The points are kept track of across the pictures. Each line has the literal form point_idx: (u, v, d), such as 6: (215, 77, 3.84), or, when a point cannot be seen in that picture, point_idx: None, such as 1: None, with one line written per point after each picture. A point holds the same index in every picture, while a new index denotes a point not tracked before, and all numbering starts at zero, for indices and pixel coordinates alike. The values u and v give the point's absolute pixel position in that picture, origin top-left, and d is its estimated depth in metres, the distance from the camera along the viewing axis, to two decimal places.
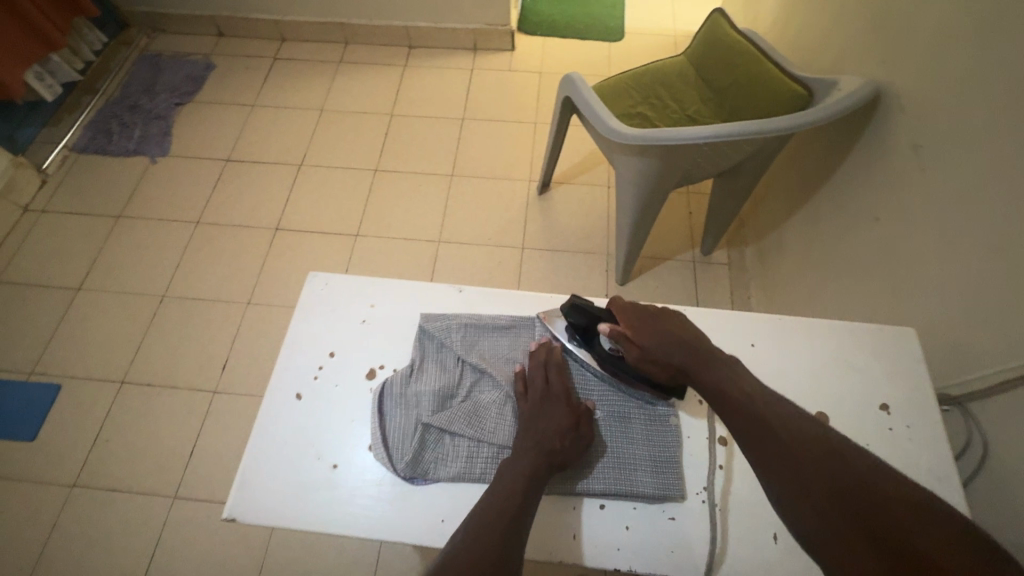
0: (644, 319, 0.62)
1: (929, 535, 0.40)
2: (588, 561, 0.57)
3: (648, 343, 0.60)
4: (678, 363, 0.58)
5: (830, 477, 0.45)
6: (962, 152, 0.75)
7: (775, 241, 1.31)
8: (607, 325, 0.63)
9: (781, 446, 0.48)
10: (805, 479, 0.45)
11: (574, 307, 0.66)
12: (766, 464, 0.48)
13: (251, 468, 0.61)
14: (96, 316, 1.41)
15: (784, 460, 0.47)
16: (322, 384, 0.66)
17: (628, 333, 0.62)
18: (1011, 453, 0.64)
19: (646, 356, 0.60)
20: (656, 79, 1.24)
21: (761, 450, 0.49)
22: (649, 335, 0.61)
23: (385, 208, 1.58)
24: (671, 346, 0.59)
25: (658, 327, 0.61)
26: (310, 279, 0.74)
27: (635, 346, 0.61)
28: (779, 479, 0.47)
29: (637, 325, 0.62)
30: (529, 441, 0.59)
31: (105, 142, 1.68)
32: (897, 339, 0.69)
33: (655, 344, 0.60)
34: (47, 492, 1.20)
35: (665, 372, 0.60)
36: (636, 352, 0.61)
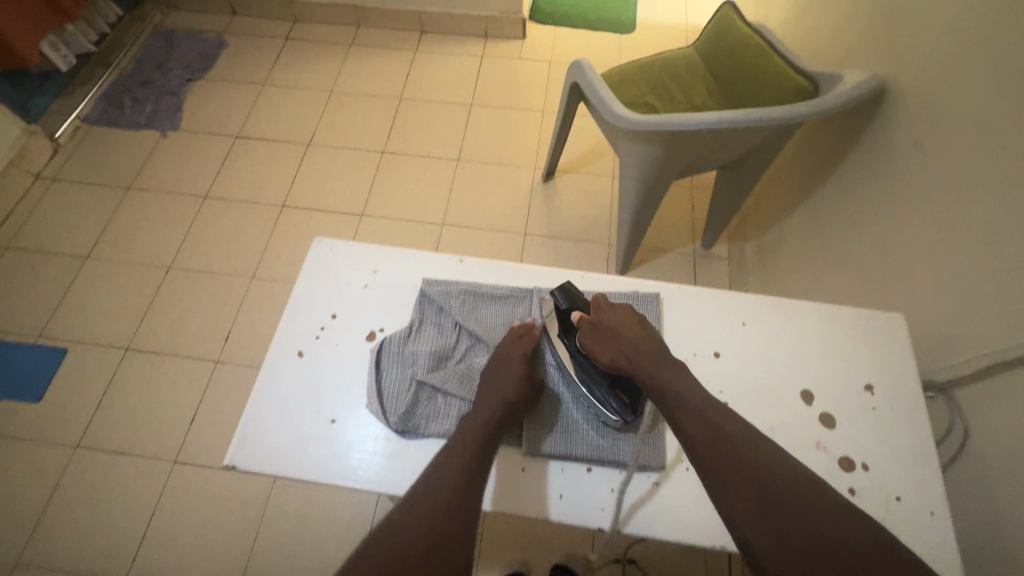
0: (612, 312, 0.65)
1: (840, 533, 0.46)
2: (559, 520, 0.59)
3: (605, 327, 0.63)
4: (627, 351, 0.61)
5: (765, 488, 0.50)
6: (960, 148, 0.77)
7: (776, 236, 1.32)
8: (578, 314, 0.66)
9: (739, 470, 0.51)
10: (762, 503, 0.49)
11: (561, 291, 0.68)
12: (724, 485, 0.51)
13: (252, 419, 0.63)
14: (104, 284, 1.44)
15: (740, 476, 0.51)
16: (324, 343, 0.68)
17: (595, 319, 0.64)
18: (990, 436, 0.66)
19: (596, 339, 0.63)
20: (664, 69, 1.25)
21: (721, 472, 0.51)
22: (610, 324, 0.63)
23: (391, 191, 1.60)
24: (629, 338, 0.62)
25: (620, 319, 0.64)
26: (316, 244, 0.76)
27: (591, 326, 0.64)
28: (726, 488, 0.51)
29: (604, 314, 0.65)
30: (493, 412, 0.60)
31: (116, 115, 1.70)
32: (886, 324, 0.71)
33: (612, 329, 0.63)
34: (51, 453, 1.23)
35: (611, 354, 0.61)
36: (590, 330, 0.64)
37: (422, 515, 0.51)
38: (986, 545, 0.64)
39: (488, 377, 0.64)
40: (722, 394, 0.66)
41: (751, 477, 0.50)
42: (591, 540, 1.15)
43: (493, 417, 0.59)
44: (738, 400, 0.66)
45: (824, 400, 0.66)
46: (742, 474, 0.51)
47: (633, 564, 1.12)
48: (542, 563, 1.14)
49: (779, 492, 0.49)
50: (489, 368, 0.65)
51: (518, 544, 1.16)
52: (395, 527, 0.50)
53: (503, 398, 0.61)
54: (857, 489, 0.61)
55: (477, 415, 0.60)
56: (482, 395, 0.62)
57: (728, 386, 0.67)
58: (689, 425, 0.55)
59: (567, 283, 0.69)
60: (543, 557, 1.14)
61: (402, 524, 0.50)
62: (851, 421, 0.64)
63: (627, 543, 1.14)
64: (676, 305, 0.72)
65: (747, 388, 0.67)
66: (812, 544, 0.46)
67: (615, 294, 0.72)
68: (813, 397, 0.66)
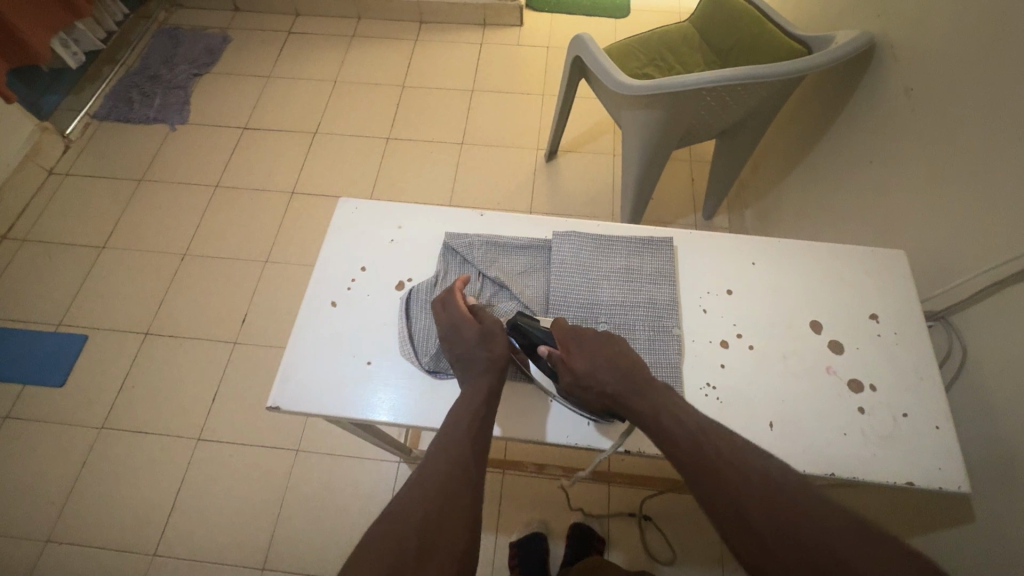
0: (578, 342, 0.64)
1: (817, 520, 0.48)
2: (562, 442, 0.63)
3: (582, 372, 0.61)
4: (611, 390, 0.60)
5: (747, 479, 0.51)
6: (949, 89, 0.81)
7: (774, 200, 1.36)
8: (546, 349, 0.64)
9: (721, 485, 0.52)
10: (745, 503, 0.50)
11: (514, 328, 0.66)
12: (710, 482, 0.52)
13: (293, 363, 0.67)
14: (120, 272, 1.47)
15: (725, 473, 0.52)
16: (355, 293, 0.72)
17: (568, 363, 0.62)
18: (989, 355, 0.69)
19: (579, 381, 0.61)
20: (661, 41, 1.29)
21: (705, 471, 0.53)
22: (585, 367, 0.61)
23: (398, 174, 1.64)
24: (608, 371, 0.61)
25: (590, 352, 0.62)
26: (341, 205, 0.79)
27: (569, 371, 0.61)
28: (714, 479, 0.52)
29: (571, 348, 0.63)
30: (466, 395, 0.61)
31: (126, 110, 1.72)
32: (888, 259, 0.74)
33: (589, 373, 0.60)
34: (76, 434, 1.26)
35: (596, 398, 0.61)
36: (571, 378, 0.61)
37: (411, 513, 0.53)
38: (992, 455, 0.68)
39: (452, 342, 0.64)
40: (736, 326, 0.70)
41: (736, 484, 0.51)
42: (607, 497, 1.19)
43: (485, 400, 0.60)
44: (751, 331, 0.69)
45: (832, 328, 0.69)
46: (724, 468, 0.52)
47: (649, 520, 1.16)
48: (560, 523, 1.17)
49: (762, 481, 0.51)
50: (453, 337, 0.64)
51: (535, 506, 1.19)
52: (385, 526, 0.52)
53: (488, 374, 0.62)
54: (866, 407, 0.64)
55: (466, 394, 0.61)
56: (465, 372, 0.63)
57: (741, 319, 0.70)
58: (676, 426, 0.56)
59: (518, 315, 0.67)
60: (560, 517, 1.18)
61: (392, 523, 0.52)
62: (857, 345, 0.68)
63: (642, 501, 1.18)
64: (690, 249, 0.76)
65: (759, 320, 0.70)
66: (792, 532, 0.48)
67: (628, 239, 0.75)
68: (821, 326, 0.70)
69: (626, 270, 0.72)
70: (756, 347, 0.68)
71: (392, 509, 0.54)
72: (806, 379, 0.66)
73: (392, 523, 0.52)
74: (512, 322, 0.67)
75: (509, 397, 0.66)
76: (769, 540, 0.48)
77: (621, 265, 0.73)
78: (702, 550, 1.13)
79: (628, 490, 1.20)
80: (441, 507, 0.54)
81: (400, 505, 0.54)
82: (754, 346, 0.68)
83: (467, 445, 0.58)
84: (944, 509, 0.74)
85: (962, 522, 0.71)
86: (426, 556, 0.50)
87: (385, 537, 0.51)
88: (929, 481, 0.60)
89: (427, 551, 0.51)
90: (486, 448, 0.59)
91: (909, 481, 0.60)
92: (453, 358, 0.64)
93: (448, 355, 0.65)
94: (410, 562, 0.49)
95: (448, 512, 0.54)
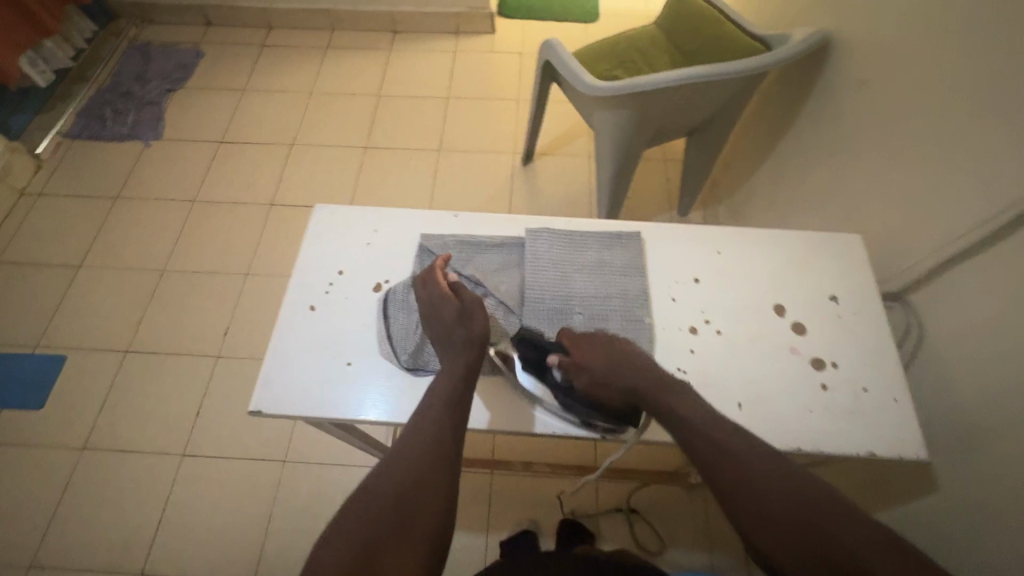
0: (586, 342, 0.66)
1: (791, 491, 0.51)
2: (546, 431, 0.64)
3: (602, 369, 0.63)
4: (631, 382, 0.62)
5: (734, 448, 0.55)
6: (899, 81, 0.85)
7: (745, 194, 1.40)
8: (556, 358, 0.65)
9: (740, 483, 0.53)
10: (726, 466, 0.54)
11: (521, 339, 0.67)
12: (699, 447, 0.56)
13: (274, 368, 0.68)
14: (98, 291, 1.46)
15: (715, 441, 0.55)
16: (334, 297, 0.73)
17: (587, 364, 0.64)
18: (943, 330, 0.73)
19: (600, 380, 0.63)
20: (630, 43, 1.32)
21: (698, 440, 0.56)
22: (603, 365, 0.63)
23: (377, 183, 1.65)
24: (621, 365, 0.63)
25: (596, 349, 0.65)
26: (317, 211, 0.80)
27: (587, 372, 0.63)
28: (703, 447, 0.56)
29: (579, 348, 0.66)
30: (446, 373, 0.63)
31: (99, 128, 1.71)
32: (846, 243, 0.78)
33: (606, 369, 0.63)
34: (58, 456, 1.24)
35: (617, 395, 0.62)
36: (587, 378, 0.63)
37: (387, 492, 0.55)
38: (951, 425, 0.71)
39: (432, 320, 0.67)
40: (703, 313, 0.73)
41: (725, 452, 0.55)
42: (595, 494, 1.21)
43: (462, 375, 0.62)
44: (719, 318, 0.72)
45: (795, 311, 0.73)
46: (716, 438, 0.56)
47: (637, 514, 1.18)
48: (550, 520, 1.18)
49: (746, 451, 0.54)
50: (433, 314, 0.67)
51: (525, 506, 1.20)
52: (361, 505, 0.54)
53: (466, 353, 0.63)
54: (829, 384, 0.67)
55: (446, 372, 0.63)
56: (445, 349, 0.65)
57: (709, 306, 0.73)
58: (671, 402, 0.59)
59: (524, 329, 0.68)
60: (550, 515, 1.19)
61: (371, 494, 0.55)
62: (819, 326, 0.71)
63: (629, 494, 1.20)
64: (658, 241, 0.78)
65: (724, 306, 0.73)
66: (762, 496, 0.52)
67: (599, 234, 0.78)
68: (784, 309, 0.73)
69: (598, 263, 0.75)
70: (723, 332, 0.71)
71: (369, 485, 0.56)
72: (771, 361, 0.69)
73: (367, 503, 0.54)
74: (520, 334, 0.68)
75: (489, 387, 0.67)
76: (791, 538, 0.49)
77: (593, 259, 0.75)
78: (690, 539, 1.15)
79: (616, 486, 1.22)
80: (417, 489, 0.55)
81: (378, 477, 0.57)
82: (721, 331, 0.71)
83: (445, 421, 0.59)
84: (911, 483, 0.77)
85: (928, 491, 0.74)
86: (402, 527, 0.53)
87: (361, 514, 0.54)
88: (890, 451, 0.63)
89: (402, 530, 0.53)
90: (463, 422, 0.60)
91: (871, 451, 0.63)
92: (434, 337, 0.67)
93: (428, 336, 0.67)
94: (385, 537, 0.52)
95: (424, 488, 0.55)
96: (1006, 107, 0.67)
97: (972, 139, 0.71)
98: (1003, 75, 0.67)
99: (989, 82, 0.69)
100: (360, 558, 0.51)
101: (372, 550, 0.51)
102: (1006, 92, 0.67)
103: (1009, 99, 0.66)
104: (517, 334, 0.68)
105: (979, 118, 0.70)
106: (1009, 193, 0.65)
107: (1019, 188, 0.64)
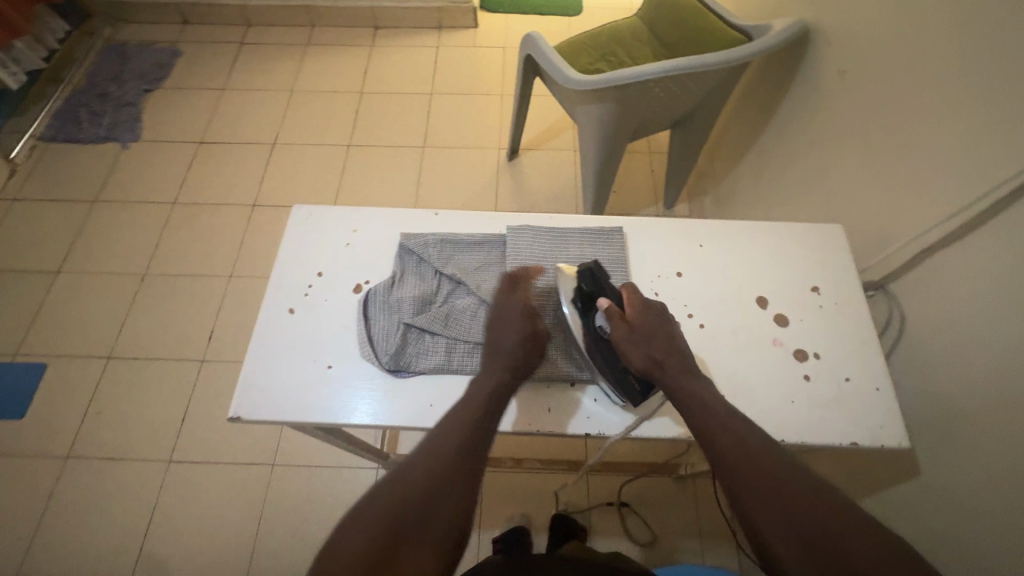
0: (645, 310, 0.65)
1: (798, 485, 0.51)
2: (537, 431, 0.65)
3: (641, 331, 0.62)
4: (662, 356, 0.62)
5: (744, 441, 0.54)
6: (877, 70, 0.86)
7: (729, 185, 1.40)
8: (607, 302, 0.64)
9: (765, 487, 0.51)
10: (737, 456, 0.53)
11: (588, 272, 0.66)
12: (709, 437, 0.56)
13: (253, 374, 0.66)
14: (78, 296, 1.43)
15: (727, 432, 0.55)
16: (313, 299, 0.72)
17: (631, 322, 0.63)
18: (923, 318, 0.74)
19: (634, 338, 0.62)
20: (611, 36, 1.31)
21: (709, 430, 0.56)
22: (645, 330, 0.63)
23: (361, 181, 1.63)
24: (660, 342, 0.63)
25: (651, 322, 0.64)
26: (295, 212, 0.79)
27: (628, 326, 0.63)
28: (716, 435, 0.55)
29: (636, 310, 0.65)
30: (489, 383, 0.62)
31: (74, 130, 1.67)
32: (827, 234, 0.78)
33: (645, 333, 0.62)
34: (40, 466, 1.22)
35: (642, 360, 0.61)
36: (625, 331, 0.62)
37: (413, 487, 0.53)
38: (932, 412, 0.72)
39: (501, 322, 0.66)
40: (687, 306, 0.73)
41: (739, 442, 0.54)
42: (586, 488, 1.21)
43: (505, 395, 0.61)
44: (701, 310, 0.72)
45: (777, 303, 0.73)
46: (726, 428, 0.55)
47: (627, 507, 1.18)
48: (542, 515, 1.18)
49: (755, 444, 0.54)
50: (504, 322, 0.66)
51: (516, 501, 1.20)
52: (386, 497, 0.52)
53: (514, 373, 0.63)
54: (812, 374, 0.68)
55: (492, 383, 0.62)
56: (499, 357, 0.64)
57: (691, 299, 0.73)
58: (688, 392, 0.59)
59: (593, 266, 0.67)
60: (542, 510, 1.19)
61: (400, 481, 0.53)
62: (801, 317, 0.72)
63: (620, 487, 1.20)
64: (640, 235, 0.78)
65: (708, 299, 0.73)
66: (772, 487, 0.51)
67: (581, 229, 0.78)
68: (767, 301, 0.73)
69: (580, 259, 0.74)
70: (706, 325, 0.71)
71: (401, 471, 0.54)
72: (754, 352, 0.69)
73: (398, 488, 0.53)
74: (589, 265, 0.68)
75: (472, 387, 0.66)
76: (818, 546, 0.47)
77: (576, 255, 0.75)
78: (681, 531, 1.16)
79: (606, 479, 1.22)
80: (447, 486, 0.54)
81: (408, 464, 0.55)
82: (704, 324, 0.71)
83: (483, 434, 0.58)
84: (893, 468, 0.78)
85: (912, 477, 0.75)
86: (426, 523, 0.51)
87: (390, 498, 0.52)
88: (872, 439, 0.64)
89: (426, 524, 0.51)
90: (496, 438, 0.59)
91: (854, 441, 0.64)
92: (492, 340, 0.65)
93: (489, 333, 0.66)
94: (409, 528, 0.51)
95: (451, 486, 0.54)
96: (983, 94, 0.67)
97: (950, 126, 0.71)
98: (977, 63, 0.67)
99: (964, 69, 0.69)
100: (383, 544, 0.49)
101: (396, 538, 0.50)
102: (983, 79, 0.67)
103: (985, 86, 0.66)
104: (589, 265, 0.67)
105: (956, 105, 0.70)
106: (985, 180, 0.65)
107: (995, 174, 0.64)
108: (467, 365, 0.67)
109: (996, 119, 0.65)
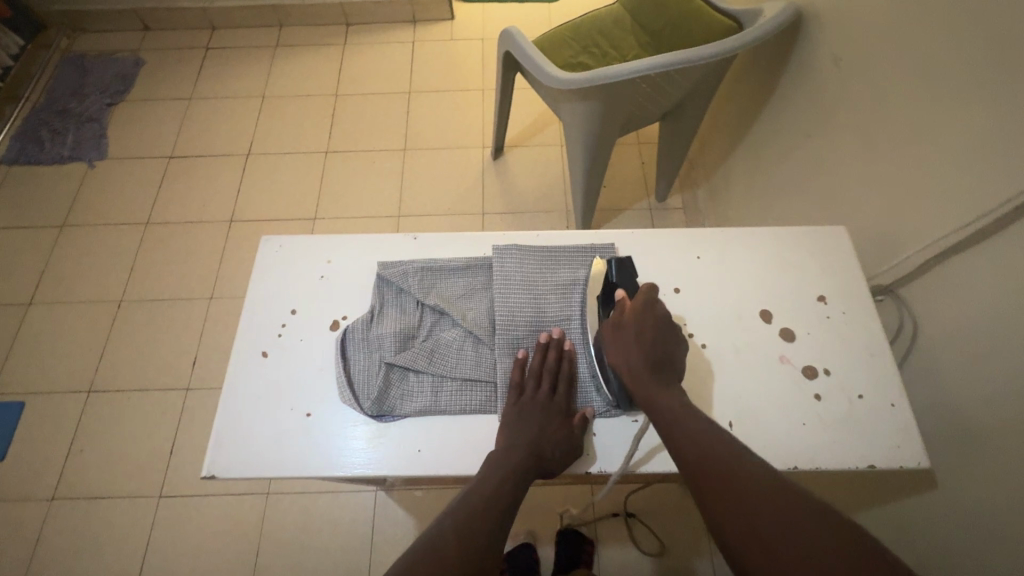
0: (648, 314, 0.61)
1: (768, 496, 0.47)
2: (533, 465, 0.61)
3: (626, 331, 0.61)
4: (641, 364, 0.59)
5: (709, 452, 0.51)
6: (876, 59, 0.80)
7: (722, 176, 1.35)
8: (620, 295, 0.64)
9: (733, 493, 0.48)
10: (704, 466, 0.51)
11: (615, 264, 0.69)
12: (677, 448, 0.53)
13: (226, 425, 0.62)
14: (52, 329, 1.37)
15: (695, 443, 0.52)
16: (287, 339, 0.67)
17: (621, 320, 0.62)
18: (938, 326, 0.69)
19: (619, 334, 0.61)
20: (592, 26, 1.23)
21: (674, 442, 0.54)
22: (631, 335, 0.60)
23: (340, 190, 1.57)
24: (643, 356, 0.59)
25: (647, 329, 0.61)
26: (264, 243, 0.74)
27: (617, 320, 0.62)
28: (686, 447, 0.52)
29: (637, 313, 0.62)
30: (509, 460, 0.57)
31: (35, 151, 1.59)
32: (830, 238, 0.74)
33: (632, 335, 0.60)
34: (24, 509, 1.18)
35: (619, 362, 0.60)
36: (614, 323, 0.62)
37: (449, 550, 0.50)
38: (948, 424, 0.68)
39: (524, 401, 0.61)
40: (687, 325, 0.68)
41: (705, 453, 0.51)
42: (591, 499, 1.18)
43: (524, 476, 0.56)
44: (702, 329, 0.68)
45: (782, 316, 0.69)
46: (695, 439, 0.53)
47: (634, 517, 1.16)
48: (547, 529, 1.16)
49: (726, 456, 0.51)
50: (529, 409, 0.60)
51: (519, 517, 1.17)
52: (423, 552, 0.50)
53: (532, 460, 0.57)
54: (823, 393, 0.64)
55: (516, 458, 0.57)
56: (521, 435, 0.59)
57: (691, 317, 0.69)
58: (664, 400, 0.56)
59: (623, 259, 0.69)
60: (546, 525, 1.16)
61: (435, 541, 0.51)
62: (807, 331, 0.67)
63: (625, 498, 1.18)
64: (634, 248, 0.73)
65: (709, 316, 0.69)
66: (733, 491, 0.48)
67: (572, 246, 0.73)
68: (771, 315, 0.69)
69: (572, 281, 0.70)
70: (708, 345, 0.67)
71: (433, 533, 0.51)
72: (761, 371, 0.65)
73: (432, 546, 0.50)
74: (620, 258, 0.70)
75: (464, 427, 0.62)
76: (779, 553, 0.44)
77: (567, 277, 0.70)
78: (688, 539, 1.14)
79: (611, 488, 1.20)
80: (477, 553, 0.50)
81: (439, 529, 0.52)
82: (706, 345, 0.67)
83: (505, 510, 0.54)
84: (904, 481, 0.75)
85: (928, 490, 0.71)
86: None
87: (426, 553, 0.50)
88: (890, 462, 0.60)
89: None
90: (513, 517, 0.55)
91: (871, 464, 0.60)
92: (516, 420, 0.60)
93: (512, 405, 0.61)
94: None
95: (488, 549, 0.51)
96: (996, 88, 0.61)
97: (959, 123, 0.66)
98: (983, 53, 0.63)
99: (968, 59, 0.65)
100: None
101: None
102: (995, 70, 0.61)
103: (998, 80, 0.61)
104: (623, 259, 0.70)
105: (965, 100, 0.65)
106: (1003, 181, 0.60)
107: (1013, 175, 0.59)
108: (455, 404, 0.62)
109: (1012, 116, 0.59)
